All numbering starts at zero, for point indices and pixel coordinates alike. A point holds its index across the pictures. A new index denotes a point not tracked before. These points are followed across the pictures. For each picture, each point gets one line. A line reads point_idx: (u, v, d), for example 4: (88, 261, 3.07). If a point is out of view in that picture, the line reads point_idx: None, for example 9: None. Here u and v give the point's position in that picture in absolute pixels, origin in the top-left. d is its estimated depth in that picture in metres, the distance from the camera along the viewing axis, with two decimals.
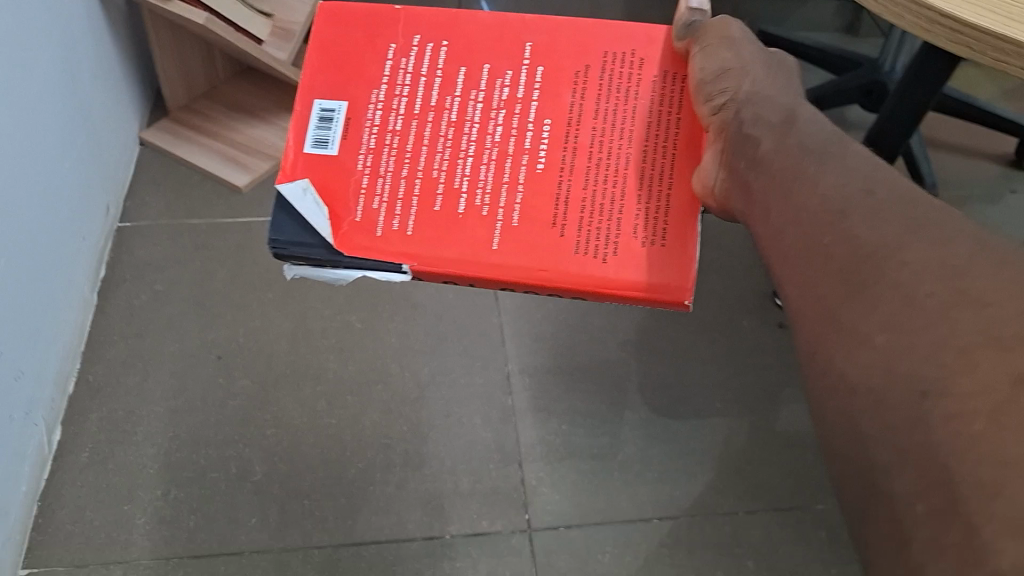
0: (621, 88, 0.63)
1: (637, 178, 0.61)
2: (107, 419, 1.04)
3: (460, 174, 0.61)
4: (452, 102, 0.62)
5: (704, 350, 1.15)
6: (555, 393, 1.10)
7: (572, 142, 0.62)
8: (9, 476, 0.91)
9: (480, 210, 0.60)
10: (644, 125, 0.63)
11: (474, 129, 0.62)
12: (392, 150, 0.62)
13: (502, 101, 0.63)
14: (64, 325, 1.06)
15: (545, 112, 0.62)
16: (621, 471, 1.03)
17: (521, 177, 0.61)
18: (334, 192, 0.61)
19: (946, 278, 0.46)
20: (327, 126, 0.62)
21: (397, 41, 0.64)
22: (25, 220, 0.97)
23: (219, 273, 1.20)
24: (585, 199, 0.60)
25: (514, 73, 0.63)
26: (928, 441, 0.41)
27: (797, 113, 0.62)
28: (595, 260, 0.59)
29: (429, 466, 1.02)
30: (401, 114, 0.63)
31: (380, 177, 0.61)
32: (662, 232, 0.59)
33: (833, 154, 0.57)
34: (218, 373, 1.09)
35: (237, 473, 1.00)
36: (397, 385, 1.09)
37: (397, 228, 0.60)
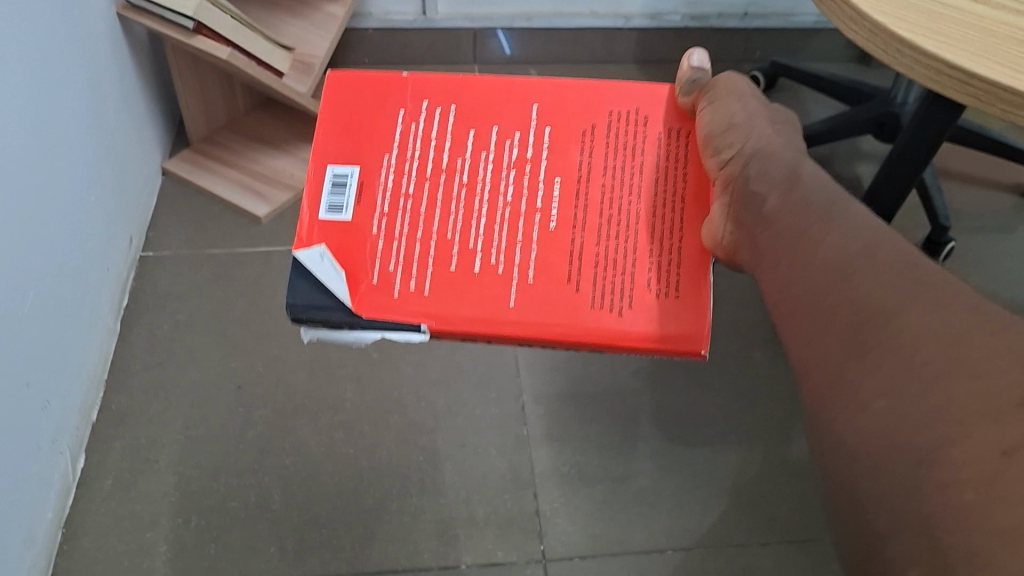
0: (628, 144, 0.63)
1: (649, 233, 0.61)
2: (129, 448, 1.05)
3: (473, 234, 0.60)
4: (462, 163, 0.61)
5: (718, 381, 1.17)
6: (569, 424, 1.11)
7: (583, 199, 0.61)
8: (35, 504, 0.92)
9: (496, 268, 0.59)
10: (652, 180, 0.63)
11: (485, 188, 0.61)
12: (405, 213, 0.61)
13: (513, 160, 0.62)
14: (89, 355, 1.08)
15: (555, 170, 0.62)
16: (635, 502, 1.04)
17: (535, 235, 0.60)
18: (349, 256, 0.59)
19: (945, 346, 0.47)
20: (341, 191, 0.61)
21: (405, 105, 0.63)
22: (53, 253, 0.99)
23: (240, 304, 1.23)
24: (599, 254, 0.60)
25: (523, 133, 0.63)
26: (921, 507, 0.43)
27: (801, 172, 0.65)
28: (612, 313, 0.58)
29: (445, 495, 1.03)
30: (412, 177, 0.61)
31: (394, 240, 0.60)
32: (675, 283, 0.59)
33: (837, 215, 0.59)
34: (238, 402, 1.11)
35: (256, 502, 1.01)
36: (414, 415, 1.11)
37: (414, 289, 0.59)
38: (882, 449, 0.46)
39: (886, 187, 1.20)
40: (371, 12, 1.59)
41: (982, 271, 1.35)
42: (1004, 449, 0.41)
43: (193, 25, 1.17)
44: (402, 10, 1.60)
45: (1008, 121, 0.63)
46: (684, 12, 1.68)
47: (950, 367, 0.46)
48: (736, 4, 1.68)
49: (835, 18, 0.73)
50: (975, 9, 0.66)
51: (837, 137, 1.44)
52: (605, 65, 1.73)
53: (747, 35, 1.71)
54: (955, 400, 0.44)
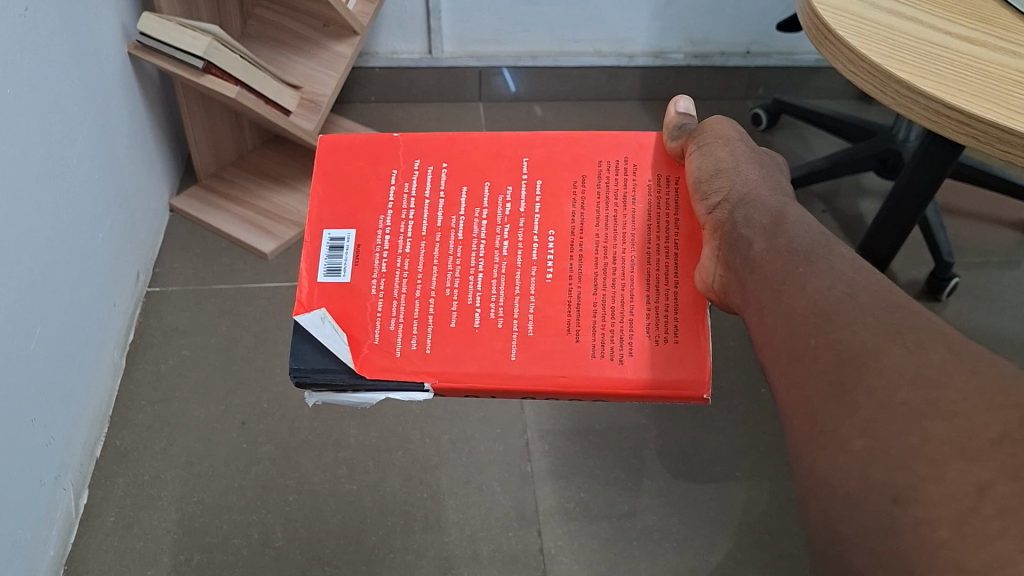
0: (619, 195, 0.64)
1: (644, 280, 0.61)
2: (132, 484, 1.05)
3: (472, 290, 0.60)
4: (457, 221, 0.63)
5: (723, 418, 1.17)
6: (574, 460, 1.11)
7: (578, 251, 0.62)
8: (37, 540, 0.92)
9: (495, 322, 0.59)
10: (644, 228, 0.63)
11: (481, 244, 0.62)
12: (403, 271, 0.61)
13: (507, 216, 0.63)
14: (94, 391, 1.09)
15: (548, 224, 0.63)
16: (641, 540, 1.03)
17: (532, 288, 0.61)
18: (350, 317, 0.59)
19: (919, 386, 0.42)
20: (339, 254, 0.61)
21: (398, 166, 0.65)
22: (61, 287, 1.00)
23: (245, 339, 1.23)
24: (596, 304, 0.60)
25: (515, 188, 0.64)
26: (898, 548, 0.38)
27: (787, 214, 0.61)
28: (612, 362, 0.58)
29: (448, 533, 1.02)
30: (409, 236, 0.63)
31: (394, 300, 0.60)
32: (673, 328, 0.59)
33: (820, 256, 0.55)
34: (241, 438, 1.11)
35: (259, 539, 1.01)
36: (418, 451, 1.10)
37: (415, 347, 0.58)
38: (858, 488, 0.41)
39: (883, 231, 1.22)
40: (378, 51, 1.62)
41: (988, 306, 1.35)
42: (980, 487, 0.36)
43: (203, 65, 1.19)
44: (409, 49, 1.63)
45: (1011, 163, 0.64)
46: (687, 52, 1.70)
47: (928, 404, 0.41)
48: (738, 44, 1.70)
49: (834, 60, 0.73)
50: (973, 55, 0.68)
51: (840, 173, 1.45)
52: (608, 104, 1.75)
53: (749, 74, 1.74)
54: (931, 436, 0.40)
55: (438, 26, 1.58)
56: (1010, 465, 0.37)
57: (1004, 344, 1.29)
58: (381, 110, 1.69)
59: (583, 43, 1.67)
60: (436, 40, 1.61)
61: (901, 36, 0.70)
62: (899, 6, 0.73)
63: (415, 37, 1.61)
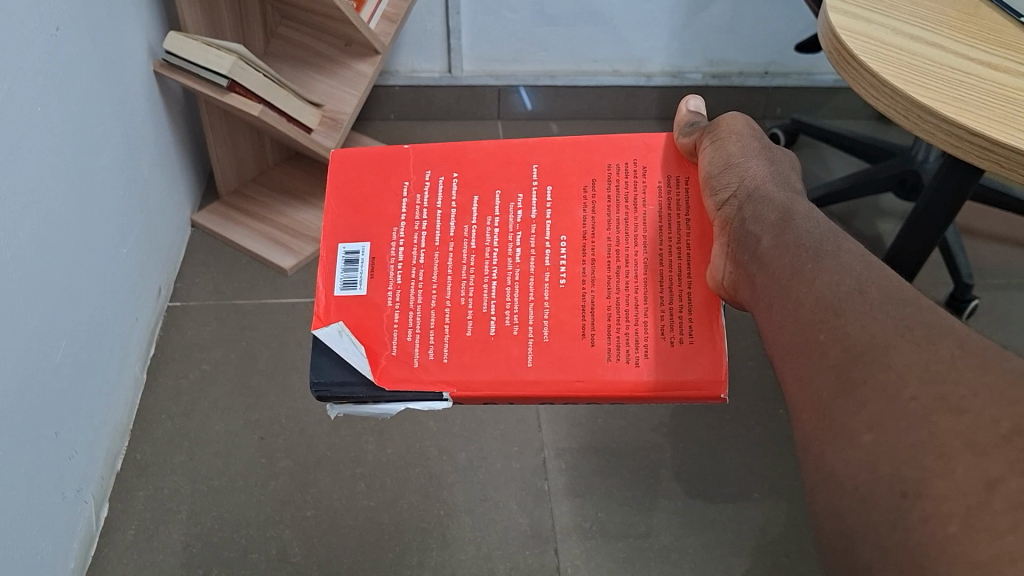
0: (629, 198, 0.64)
1: (657, 282, 0.61)
2: (153, 497, 1.06)
3: (486, 298, 0.61)
4: (469, 230, 0.63)
5: (741, 438, 1.16)
6: (590, 478, 1.11)
7: (590, 255, 0.63)
8: (59, 552, 0.93)
9: (510, 329, 0.59)
10: (656, 231, 0.63)
11: (494, 253, 0.62)
12: (418, 282, 0.62)
13: (518, 222, 0.64)
14: (116, 405, 1.10)
15: (560, 229, 0.63)
16: (658, 560, 1.02)
17: (546, 294, 0.61)
18: (367, 330, 0.60)
19: (929, 381, 0.42)
20: (354, 267, 0.62)
21: (410, 178, 0.66)
22: (86, 301, 1.02)
23: (263, 354, 1.24)
24: (610, 308, 0.60)
25: (525, 196, 0.65)
26: (906, 544, 0.37)
27: (795, 210, 0.61)
28: (628, 365, 0.58)
29: (464, 550, 1.02)
30: (422, 247, 0.63)
31: (410, 310, 0.61)
32: (687, 329, 0.59)
33: (828, 252, 0.55)
34: (260, 453, 1.11)
35: (277, 554, 1.01)
36: (435, 468, 1.11)
37: (433, 357, 0.59)
38: (867, 482, 0.41)
39: (903, 251, 1.22)
40: (398, 69, 1.65)
41: (1008, 328, 1.34)
42: (990, 481, 0.36)
43: (227, 83, 1.20)
44: (428, 68, 1.65)
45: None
46: (705, 72, 1.71)
47: (937, 400, 0.41)
48: (755, 64, 1.71)
49: (854, 84, 0.73)
50: (996, 80, 0.68)
51: (859, 194, 1.45)
52: (625, 123, 1.76)
53: (766, 94, 1.75)
54: (940, 431, 0.40)
55: (457, 45, 1.60)
56: (1020, 460, 0.37)
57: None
58: (401, 127, 1.70)
59: (601, 63, 1.68)
60: (455, 60, 1.63)
61: (922, 61, 0.71)
62: (923, 32, 0.73)
63: (434, 56, 1.63)
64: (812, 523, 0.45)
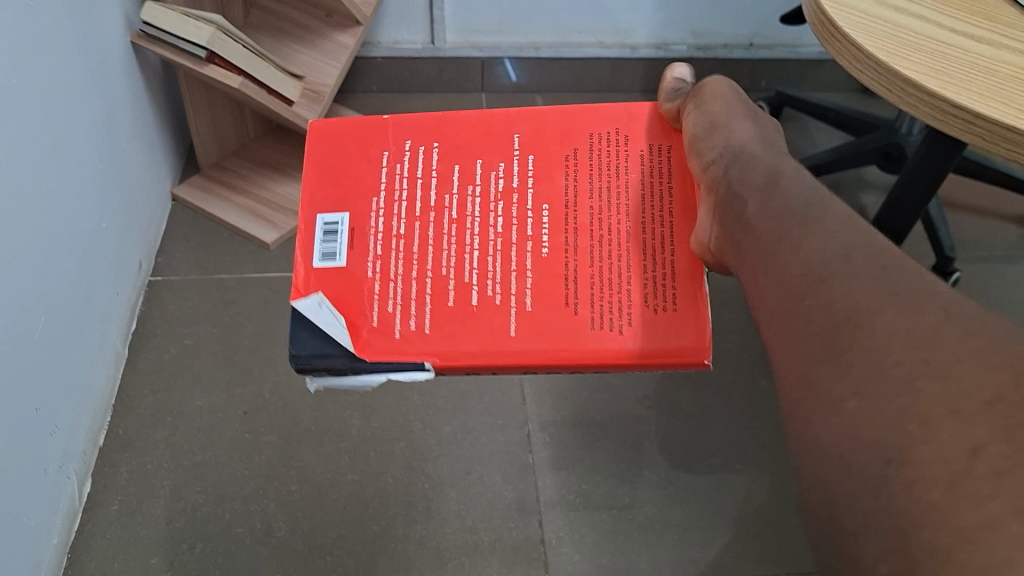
0: (611, 166, 0.64)
1: (639, 250, 0.61)
2: (136, 473, 1.06)
3: (468, 268, 0.61)
4: (451, 200, 0.63)
5: (725, 410, 1.17)
6: (574, 451, 1.11)
7: (572, 224, 0.62)
8: (42, 529, 0.93)
9: (492, 299, 0.59)
10: (638, 199, 0.63)
11: (475, 223, 0.62)
12: (400, 252, 0.61)
13: (500, 192, 0.63)
14: (97, 380, 1.09)
15: (542, 198, 0.63)
16: (641, 531, 1.03)
17: (528, 264, 0.61)
18: (347, 302, 0.59)
19: (914, 345, 0.43)
20: (333, 239, 0.61)
21: (390, 147, 0.65)
22: (65, 276, 1.00)
23: (246, 329, 1.23)
24: (593, 277, 0.60)
25: (507, 165, 0.64)
26: (890, 507, 0.38)
27: (780, 173, 0.61)
28: (611, 333, 0.58)
29: (449, 523, 1.03)
30: (403, 217, 0.63)
31: (391, 281, 0.60)
32: (670, 296, 0.59)
33: (815, 216, 0.54)
34: (244, 427, 1.11)
35: (262, 528, 1.01)
36: (419, 442, 1.11)
37: (414, 328, 0.59)
38: (852, 450, 0.41)
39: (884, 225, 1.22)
40: (381, 41, 1.63)
41: (989, 300, 1.35)
42: (974, 448, 0.37)
43: (205, 55, 1.19)
44: (411, 39, 1.63)
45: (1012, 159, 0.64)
46: (690, 43, 1.70)
47: (921, 364, 0.41)
48: (740, 36, 1.70)
49: (837, 55, 0.73)
50: (979, 52, 0.68)
51: (842, 167, 1.45)
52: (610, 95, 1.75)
53: (751, 66, 1.74)
54: (924, 396, 0.40)
55: (440, 16, 1.58)
56: (1005, 426, 0.37)
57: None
58: (384, 99, 1.69)
59: (586, 34, 1.67)
60: (438, 31, 1.61)
61: (904, 31, 0.70)
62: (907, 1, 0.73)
63: (417, 28, 1.61)
64: (799, 490, 0.45)
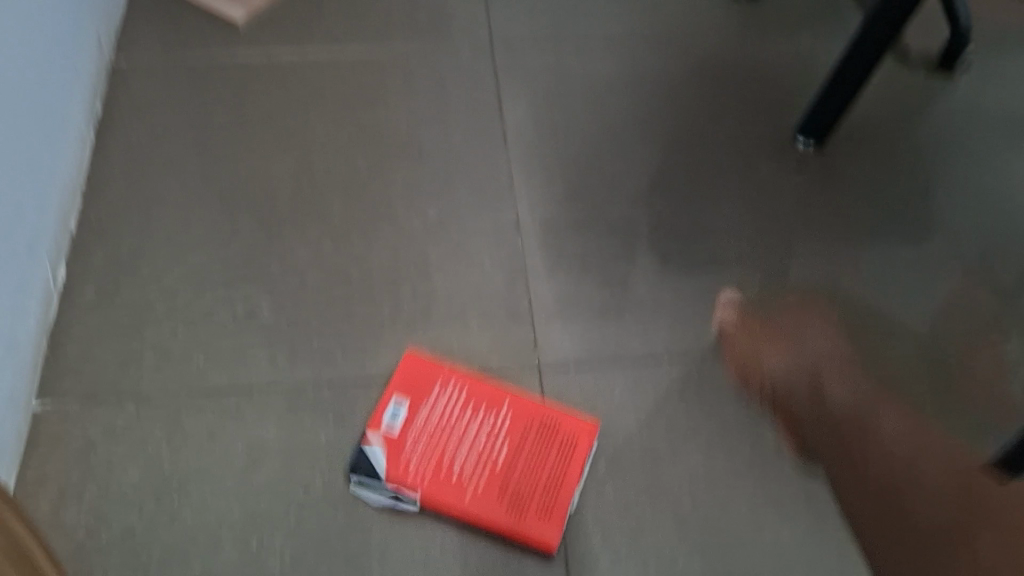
0: (550, 432, 0.92)
1: (546, 485, 0.88)
2: (111, 257, 1.04)
3: (459, 451, 0.90)
4: (460, 414, 0.92)
5: (723, 192, 1.15)
6: (567, 235, 1.10)
7: (517, 450, 0.90)
8: (19, 310, 0.92)
9: (457, 477, 0.88)
10: (557, 453, 0.91)
11: (472, 428, 0.91)
12: (427, 433, 0.91)
13: (490, 417, 0.92)
14: (64, 164, 1.05)
15: (507, 426, 0.92)
16: (632, 312, 1.04)
17: (486, 461, 0.89)
18: (391, 454, 0.89)
19: None
20: (394, 417, 0.92)
21: (444, 372, 0.95)
22: (21, 46, 0.94)
23: (219, 113, 1.19)
24: (516, 491, 0.88)
25: (500, 406, 0.93)
26: None
27: (878, 412, 0.97)
28: (511, 516, 0.86)
29: (438, 306, 1.03)
30: (434, 419, 0.92)
31: (413, 446, 0.90)
32: (550, 512, 0.87)
33: (890, 439, 0.96)
34: (223, 213, 1.09)
35: (245, 312, 1.01)
36: (404, 223, 1.10)
37: (411, 471, 0.88)
38: None
39: None
40: None
41: (993, 74, 1.31)
42: None
43: None
44: None
45: None
46: None
47: None
48: None
49: None
50: None
51: None
52: None
53: None
54: None
55: None
56: None
57: (1001, 119, 1.25)
58: None
59: None
60: None
61: None
62: None
63: None
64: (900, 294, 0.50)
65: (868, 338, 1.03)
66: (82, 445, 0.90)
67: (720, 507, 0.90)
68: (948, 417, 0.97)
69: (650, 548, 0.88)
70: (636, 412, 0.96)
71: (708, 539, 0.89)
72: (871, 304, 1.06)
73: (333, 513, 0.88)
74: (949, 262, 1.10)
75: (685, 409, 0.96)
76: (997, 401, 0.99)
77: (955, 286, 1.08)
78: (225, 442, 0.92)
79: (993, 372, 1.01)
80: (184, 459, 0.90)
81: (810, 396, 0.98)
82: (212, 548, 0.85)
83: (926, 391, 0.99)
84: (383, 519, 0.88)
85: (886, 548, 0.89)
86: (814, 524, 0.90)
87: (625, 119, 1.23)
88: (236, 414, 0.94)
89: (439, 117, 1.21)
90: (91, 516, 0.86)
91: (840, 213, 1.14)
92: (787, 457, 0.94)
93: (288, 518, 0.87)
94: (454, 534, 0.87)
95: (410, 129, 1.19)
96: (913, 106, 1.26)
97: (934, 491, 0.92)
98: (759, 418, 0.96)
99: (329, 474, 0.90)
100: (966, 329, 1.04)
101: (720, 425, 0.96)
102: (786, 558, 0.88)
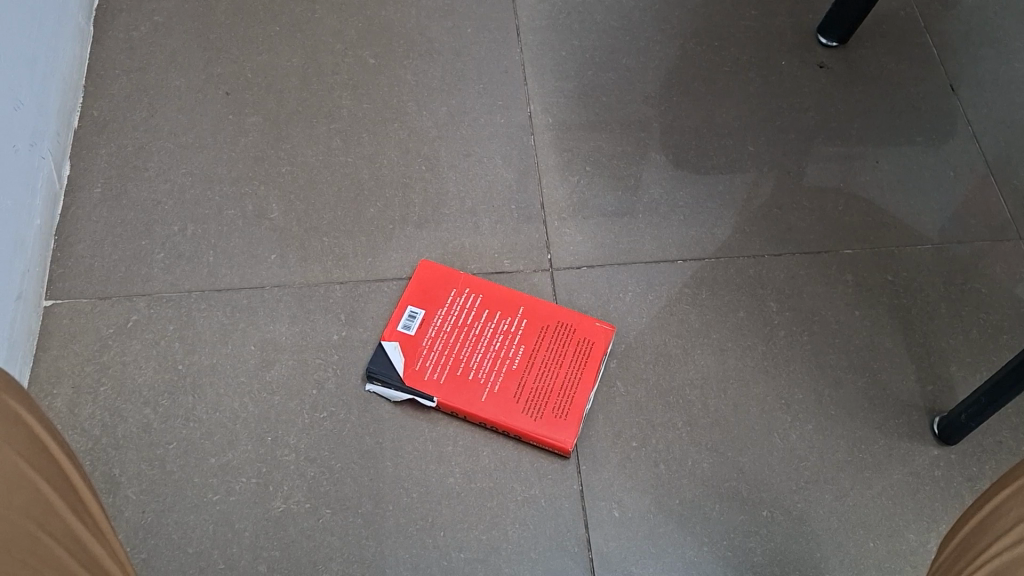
0: (564, 335, 0.92)
1: (562, 387, 0.89)
2: (116, 155, 1.02)
3: (475, 354, 0.90)
4: (476, 320, 0.92)
5: (740, 91, 1.12)
6: (580, 135, 1.08)
7: (534, 353, 0.91)
8: (20, 208, 0.91)
9: (476, 379, 0.89)
10: (572, 356, 0.91)
11: (488, 332, 0.92)
12: (443, 337, 0.91)
13: (504, 321, 0.93)
14: (60, 58, 1.03)
15: (523, 331, 0.92)
16: (646, 215, 1.03)
17: (504, 364, 0.90)
18: (407, 356, 0.90)
19: None
20: (411, 322, 0.92)
21: (459, 279, 0.95)
22: None
23: (222, 6, 1.15)
24: (533, 392, 0.88)
25: (514, 311, 0.93)
26: None
27: (886, 335, 0.96)
28: (529, 418, 0.87)
29: (448, 207, 1.02)
30: (450, 324, 0.92)
31: (430, 350, 0.90)
32: (567, 415, 0.87)
33: (897, 361, 0.94)
34: (228, 110, 1.07)
35: (254, 212, 1.00)
36: (414, 123, 1.07)
37: (430, 375, 0.89)
38: None
39: None
40: None
41: None
42: None
43: None
44: None
45: None
46: None
47: None
48: None
49: None
50: None
51: None
52: None
53: None
54: None
55: None
56: None
57: None
58: None
59: None
60: None
61: None
62: None
63: None
64: None
65: (885, 244, 1.02)
66: (95, 344, 0.91)
67: (732, 407, 0.91)
68: (962, 323, 0.97)
69: (661, 446, 0.88)
70: (650, 315, 0.96)
71: (718, 438, 0.89)
72: (891, 208, 1.04)
73: (347, 412, 0.89)
74: (970, 165, 1.08)
75: (698, 312, 0.96)
76: (1012, 306, 0.98)
77: (975, 188, 1.06)
78: (238, 343, 0.92)
79: (1006, 276, 1.00)
80: (196, 359, 0.91)
81: (824, 300, 0.98)
82: (227, 445, 0.86)
83: (940, 297, 0.99)
84: (396, 419, 0.89)
85: (895, 450, 0.90)
86: (823, 423, 0.90)
87: (642, 12, 1.18)
88: (248, 314, 0.94)
89: (449, 9, 1.17)
90: (107, 413, 0.87)
91: (863, 115, 1.11)
92: (801, 360, 0.94)
93: (302, 416, 0.88)
94: (467, 434, 0.88)
95: (420, 21, 1.16)
96: (938, 3, 1.21)
97: (944, 394, 0.93)
98: (774, 322, 0.96)
99: (343, 374, 0.91)
100: (983, 233, 1.03)
101: (733, 329, 0.95)
102: (797, 454, 0.89)
